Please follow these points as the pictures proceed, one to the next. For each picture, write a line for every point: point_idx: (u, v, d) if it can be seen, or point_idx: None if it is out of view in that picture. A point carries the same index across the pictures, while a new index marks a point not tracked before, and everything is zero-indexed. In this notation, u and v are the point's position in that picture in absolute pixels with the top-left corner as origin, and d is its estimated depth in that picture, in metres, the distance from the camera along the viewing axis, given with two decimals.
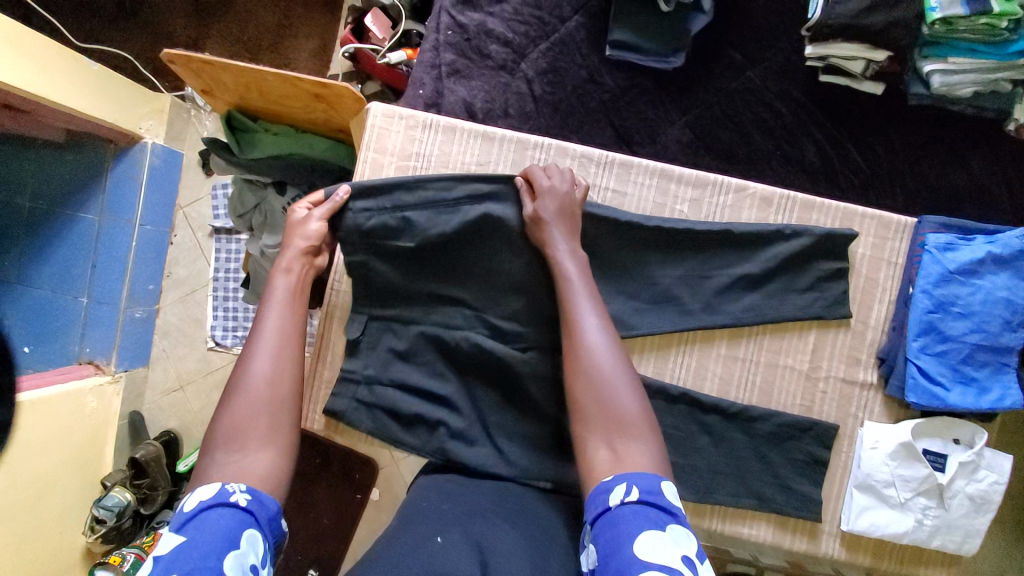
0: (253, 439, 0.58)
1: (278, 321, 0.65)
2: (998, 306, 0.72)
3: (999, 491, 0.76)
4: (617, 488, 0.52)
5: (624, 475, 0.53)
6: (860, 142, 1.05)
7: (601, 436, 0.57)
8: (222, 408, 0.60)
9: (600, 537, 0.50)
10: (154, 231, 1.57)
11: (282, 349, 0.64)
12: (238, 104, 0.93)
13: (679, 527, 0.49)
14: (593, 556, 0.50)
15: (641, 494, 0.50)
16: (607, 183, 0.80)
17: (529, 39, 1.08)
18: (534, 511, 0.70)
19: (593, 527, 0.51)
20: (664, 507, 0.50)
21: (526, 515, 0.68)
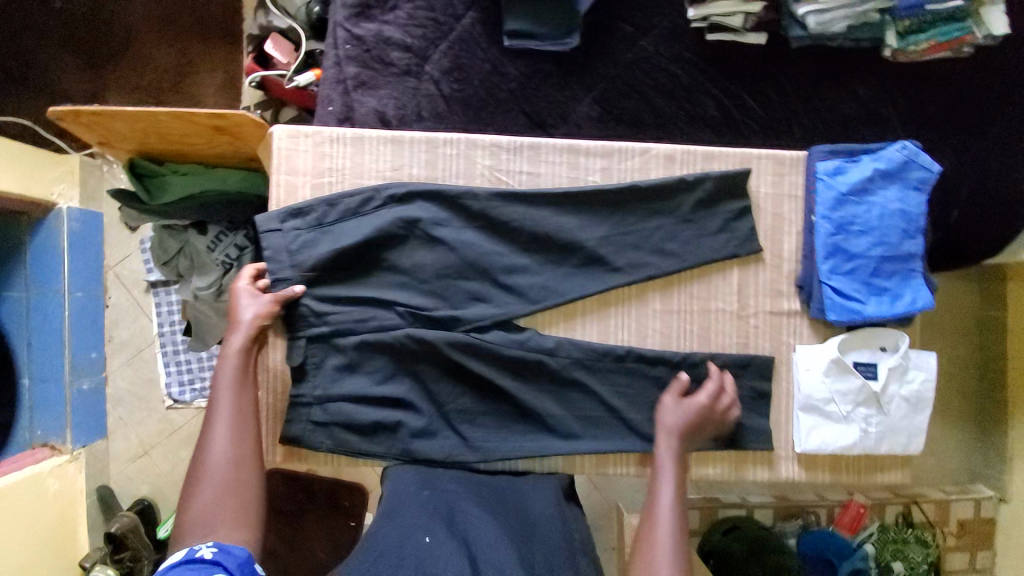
0: (224, 522, 0.64)
1: (235, 401, 0.70)
2: (894, 217, 0.78)
3: (930, 387, 0.81)
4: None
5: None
6: (754, 90, 1.13)
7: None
8: (187, 493, 0.65)
9: None
10: (86, 297, 1.51)
11: (240, 430, 0.69)
12: (140, 150, 0.91)
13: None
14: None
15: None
16: (520, 167, 0.82)
17: (428, 41, 1.10)
18: (515, 501, 0.74)
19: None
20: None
21: (504, 503, 0.73)
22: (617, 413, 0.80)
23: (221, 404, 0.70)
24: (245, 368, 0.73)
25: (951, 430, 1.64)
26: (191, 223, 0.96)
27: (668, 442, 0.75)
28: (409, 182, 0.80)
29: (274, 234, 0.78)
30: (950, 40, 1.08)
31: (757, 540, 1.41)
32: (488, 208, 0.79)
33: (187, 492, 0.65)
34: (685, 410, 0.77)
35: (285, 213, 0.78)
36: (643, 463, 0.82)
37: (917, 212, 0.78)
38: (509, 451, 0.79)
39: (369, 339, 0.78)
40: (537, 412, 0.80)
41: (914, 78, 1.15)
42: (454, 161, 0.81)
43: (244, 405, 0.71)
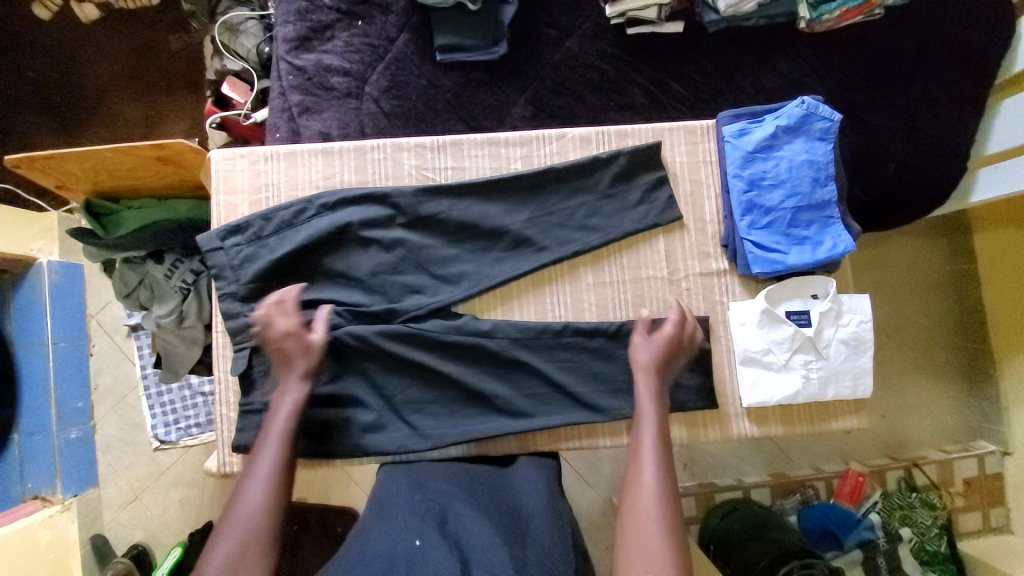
0: (245, 568, 0.63)
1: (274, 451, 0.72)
2: (802, 168, 0.81)
3: (867, 328, 0.82)
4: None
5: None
6: (678, 75, 1.18)
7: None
8: (215, 536, 0.66)
9: None
10: (70, 347, 1.55)
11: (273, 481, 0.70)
12: (94, 190, 0.97)
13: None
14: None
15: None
16: (445, 163, 0.87)
17: (366, 64, 1.16)
18: (505, 496, 0.73)
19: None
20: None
21: (494, 500, 0.73)
22: (562, 386, 0.83)
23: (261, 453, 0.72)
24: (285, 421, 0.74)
25: (941, 387, 1.62)
26: (147, 255, 1.01)
27: (647, 381, 0.77)
28: (339, 189, 0.85)
29: (215, 251, 0.82)
30: (860, 6, 1.10)
31: (757, 523, 1.35)
32: (417, 203, 0.84)
33: (217, 537, 0.65)
34: (652, 345, 0.79)
35: (225, 231, 0.83)
36: (594, 434, 0.84)
37: (824, 161, 0.82)
38: (459, 436, 0.81)
39: (314, 341, 0.82)
40: (484, 393, 0.82)
41: (836, 45, 1.18)
42: (382, 164, 0.86)
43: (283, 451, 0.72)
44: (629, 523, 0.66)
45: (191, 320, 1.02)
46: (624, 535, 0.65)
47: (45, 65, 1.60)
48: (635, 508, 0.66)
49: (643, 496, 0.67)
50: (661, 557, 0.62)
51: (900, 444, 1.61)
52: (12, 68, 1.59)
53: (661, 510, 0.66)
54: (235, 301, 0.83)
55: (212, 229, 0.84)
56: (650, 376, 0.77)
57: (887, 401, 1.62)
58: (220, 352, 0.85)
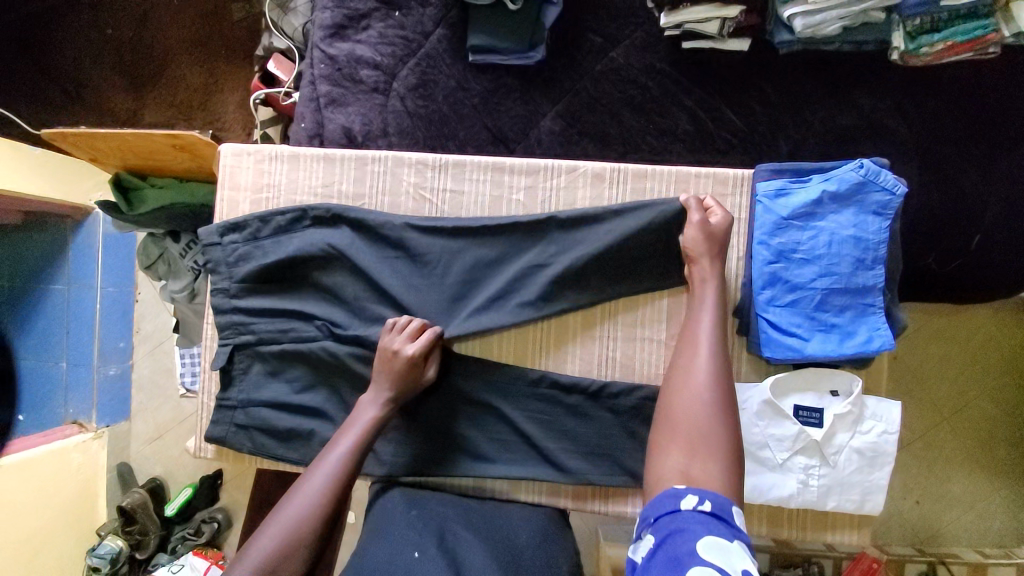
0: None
1: (341, 466, 0.69)
2: (845, 244, 0.69)
3: (890, 441, 0.71)
4: (689, 496, 0.56)
5: (697, 491, 0.57)
6: (733, 100, 1.04)
7: (681, 452, 0.62)
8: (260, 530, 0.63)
9: (660, 531, 0.55)
10: (117, 292, 1.68)
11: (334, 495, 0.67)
12: (124, 166, 1.00)
13: (741, 542, 0.53)
14: (648, 545, 0.54)
15: (710, 512, 0.55)
16: (444, 184, 0.82)
17: (397, 59, 1.11)
18: (496, 521, 0.74)
19: (656, 522, 0.56)
20: (729, 523, 0.54)
21: (489, 523, 0.73)
22: (531, 437, 0.78)
23: (328, 462, 0.69)
24: (366, 443, 0.72)
25: (994, 483, 1.42)
26: (166, 232, 1.05)
27: (709, 268, 0.72)
28: (337, 200, 0.83)
29: (214, 246, 0.82)
30: (971, 40, 0.92)
31: None
32: (409, 224, 0.81)
33: (263, 531, 0.63)
34: (706, 229, 0.73)
35: (225, 228, 0.83)
36: (556, 492, 0.79)
37: (875, 240, 0.69)
38: (417, 471, 0.79)
39: (290, 351, 0.82)
40: (448, 430, 0.80)
41: (933, 84, 0.99)
42: (381, 178, 0.83)
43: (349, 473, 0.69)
44: (675, 404, 0.65)
45: (200, 299, 1.06)
46: (668, 417, 0.65)
47: (122, 23, 1.68)
48: (682, 395, 0.65)
49: (692, 384, 0.65)
50: (709, 440, 0.61)
51: (931, 536, 1.43)
52: (93, 23, 1.68)
53: (714, 397, 0.64)
54: (224, 295, 0.83)
55: (215, 223, 0.84)
56: (710, 258, 0.72)
57: (924, 486, 1.43)
58: (207, 344, 0.86)
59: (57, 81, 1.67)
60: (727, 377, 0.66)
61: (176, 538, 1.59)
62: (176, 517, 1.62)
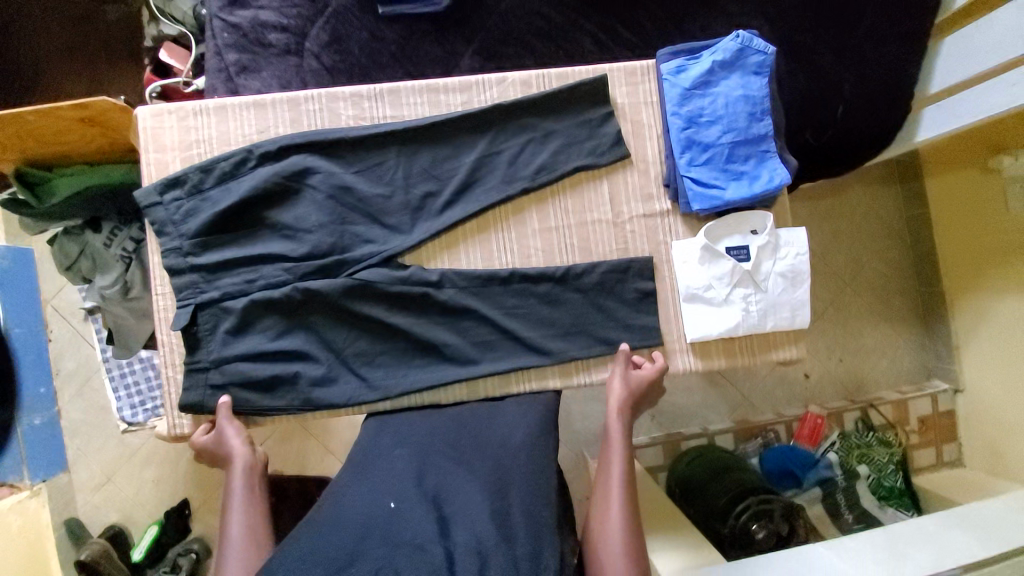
0: None
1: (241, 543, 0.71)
2: (739, 103, 0.81)
3: (804, 261, 0.84)
4: None
5: None
6: (628, 20, 1.15)
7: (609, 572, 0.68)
8: None
9: None
10: (26, 332, 1.51)
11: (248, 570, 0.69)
12: (23, 158, 0.93)
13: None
14: None
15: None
16: (383, 112, 0.85)
17: (305, 19, 1.10)
18: (488, 437, 0.77)
19: None
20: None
21: (477, 446, 0.76)
22: (511, 329, 0.84)
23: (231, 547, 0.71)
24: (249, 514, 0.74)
25: (897, 330, 1.67)
26: (85, 224, 0.98)
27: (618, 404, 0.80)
28: (280, 138, 0.83)
29: (155, 206, 0.80)
30: None
31: (720, 466, 1.38)
32: (359, 156, 0.84)
33: None
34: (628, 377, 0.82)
35: (163, 186, 0.81)
36: (546, 375, 0.86)
37: (761, 95, 0.82)
38: (413, 383, 0.83)
39: (260, 304, 0.81)
40: (432, 341, 0.83)
41: None
42: (318, 116, 0.84)
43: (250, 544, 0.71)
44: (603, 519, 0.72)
45: (137, 292, 0.99)
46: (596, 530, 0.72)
47: None
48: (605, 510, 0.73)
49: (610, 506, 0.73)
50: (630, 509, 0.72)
51: (861, 387, 1.66)
52: None
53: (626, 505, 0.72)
54: (177, 257, 0.80)
55: (150, 184, 0.81)
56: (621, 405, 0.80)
57: (845, 346, 1.66)
58: (162, 315, 0.83)
59: None
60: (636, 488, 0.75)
61: None
62: (146, 559, 1.51)
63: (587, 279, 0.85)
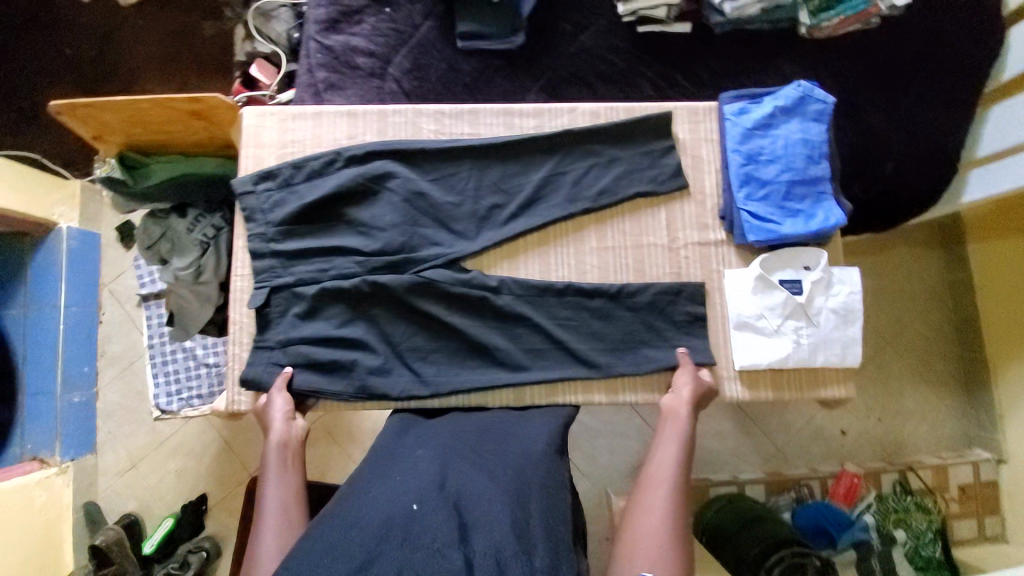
0: None
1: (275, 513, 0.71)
2: (797, 146, 0.86)
3: (857, 299, 0.85)
4: None
5: None
6: (685, 71, 1.24)
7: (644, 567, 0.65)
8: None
9: None
10: (81, 312, 1.58)
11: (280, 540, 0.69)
12: (127, 144, 1.02)
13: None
14: None
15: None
16: (462, 129, 0.93)
17: (391, 47, 1.22)
18: (508, 445, 0.75)
19: None
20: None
21: (499, 454, 0.73)
22: (563, 340, 0.87)
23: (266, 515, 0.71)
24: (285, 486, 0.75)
25: (936, 394, 1.64)
26: (173, 208, 1.06)
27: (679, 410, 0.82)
28: (367, 145, 0.90)
29: (248, 194, 0.87)
30: (857, 14, 1.16)
31: (750, 515, 1.34)
32: (435, 166, 0.91)
33: None
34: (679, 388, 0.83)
35: (258, 177, 0.88)
36: (593, 389, 0.87)
37: (818, 140, 0.87)
38: (465, 383, 0.85)
39: (330, 293, 0.85)
40: (485, 344, 0.86)
41: (835, 51, 1.24)
42: (403, 128, 0.92)
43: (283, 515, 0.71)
44: (642, 514, 0.70)
45: (207, 277, 1.04)
46: (635, 521, 0.70)
47: (84, 43, 1.66)
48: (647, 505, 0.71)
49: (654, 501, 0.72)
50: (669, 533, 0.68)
51: (898, 449, 1.61)
52: (53, 45, 1.65)
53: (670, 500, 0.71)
54: (261, 242, 0.87)
55: (245, 175, 0.88)
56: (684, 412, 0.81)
57: (883, 405, 1.62)
58: (238, 295, 0.88)
59: (8, 103, 1.62)
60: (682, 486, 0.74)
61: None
62: (156, 554, 1.49)
63: (640, 298, 0.88)
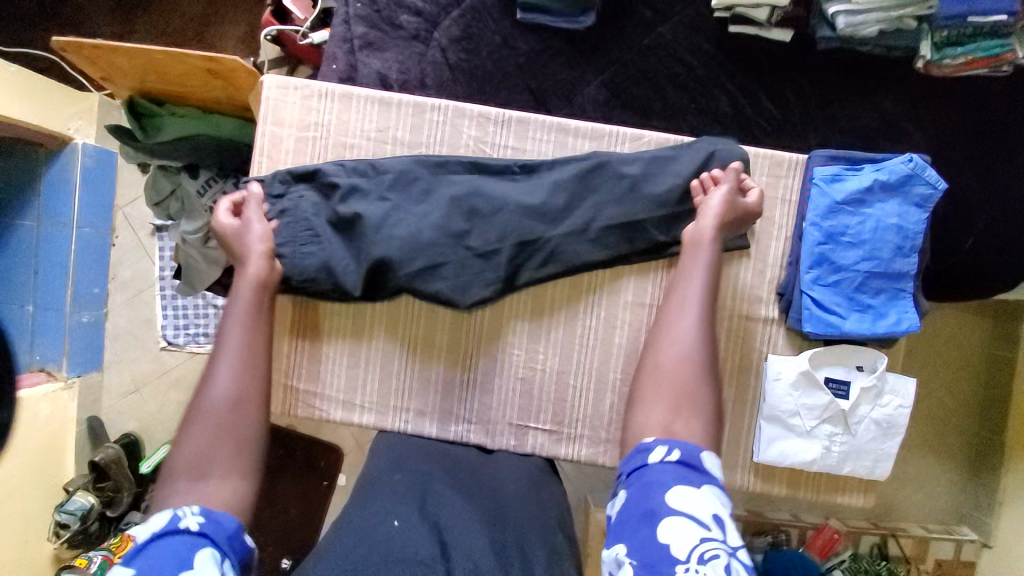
0: (216, 470, 0.64)
1: (240, 346, 0.72)
2: (889, 232, 0.75)
3: (905, 414, 0.77)
4: (658, 448, 0.62)
5: (667, 442, 0.62)
6: (772, 90, 1.06)
7: (664, 409, 0.66)
8: (180, 441, 0.66)
9: (631, 486, 0.61)
10: (94, 234, 1.54)
11: (245, 379, 0.71)
12: (139, 89, 0.93)
13: (712, 487, 0.59)
14: (622, 498, 0.61)
15: (678, 459, 0.60)
16: (505, 141, 0.83)
17: (440, 7, 1.06)
18: (486, 483, 0.78)
19: (628, 479, 0.62)
20: (698, 469, 0.60)
21: (476, 486, 0.76)
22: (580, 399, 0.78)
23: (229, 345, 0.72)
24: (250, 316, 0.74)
25: (941, 467, 1.57)
26: (183, 166, 0.98)
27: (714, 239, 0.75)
28: (395, 161, 0.81)
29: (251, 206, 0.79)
30: (990, 57, 0.97)
31: None
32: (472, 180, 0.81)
33: (184, 437, 0.66)
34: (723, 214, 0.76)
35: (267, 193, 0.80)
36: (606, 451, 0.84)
37: (914, 230, 0.75)
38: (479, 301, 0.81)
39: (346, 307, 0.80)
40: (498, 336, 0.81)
41: (952, 94, 1.05)
42: (440, 128, 0.82)
43: (252, 349, 0.72)
44: (668, 343, 0.71)
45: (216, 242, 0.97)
46: (658, 343, 0.72)
47: None
48: (674, 334, 0.71)
49: (679, 333, 0.71)
50: (686, 384, 0.67)
51: (885, 511, 1.57)
52: None
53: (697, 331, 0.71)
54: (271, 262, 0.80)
55: (264, 178, 0.80)
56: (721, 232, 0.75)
57: None
58: None
59: None
60: (711, 327, 0.72)
61: None
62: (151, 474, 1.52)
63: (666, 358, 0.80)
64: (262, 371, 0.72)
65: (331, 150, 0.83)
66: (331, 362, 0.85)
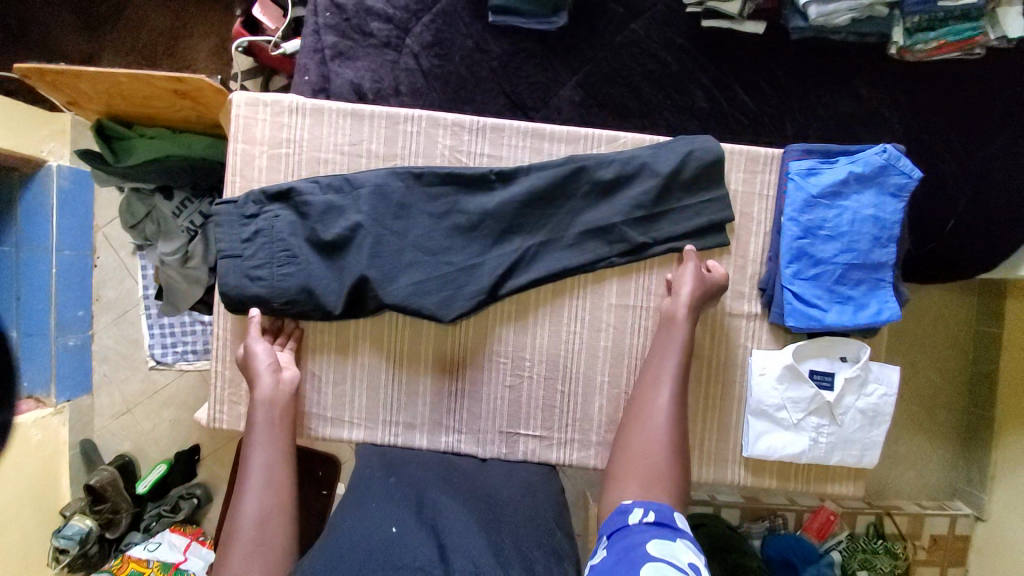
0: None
1: (272, 457, 0.75)
2: (866, 224, 0.75)
3: (889, 402, 0.78)
4: (636, 510, 0.63)
5: (642, 504, 0.64)
6: (747, 82, 1.06)
7: (638, 487, 0.69)
8: (223, 555, 0.69)
9: (613, 545, 0.61)
10: (75, 256, 1.52)
11: (275, 481, 0.74)
12: (109, 111, 0.92)
13: (684, 542, 0.60)
14: (602, 556, 0.60)
15: (654, 520, 0.62)
16: (480, 149, 0.83)
17: (411, 13, 1.05)
18: (478, 484, 0.80)
19: (609, 538, 0.62)
20: (673, 527, 0.61)
21: (470, 487, 0.79)
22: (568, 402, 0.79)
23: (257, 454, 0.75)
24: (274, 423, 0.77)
25: (931, 444, 1.60)
26: (155, 188, 0.96)
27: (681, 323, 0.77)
28: (370, 174, 0.80)
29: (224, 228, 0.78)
30: (961, 40, 0.98)
31: (720, 544, 1.34)
32: (449, 191, 0.81)
33: (224, 554, 0.69)
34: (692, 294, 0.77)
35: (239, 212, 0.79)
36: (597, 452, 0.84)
37: (892, 220, 0.75)
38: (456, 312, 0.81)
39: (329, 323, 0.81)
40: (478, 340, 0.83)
41: (926, 78, 1.05)
42: (414, 139, 0.82)
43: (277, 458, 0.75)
44: (643, 422, 0.74)
45: (195, 262, 0.94)
46: (634, 420, 0.74)
47: None
48: (647, 413, 0.74)
49: (652, 413, 0.74)
50: (665, 462, 0.70)
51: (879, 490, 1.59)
52: None
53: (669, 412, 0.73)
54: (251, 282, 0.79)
55: (237, 199, 0.80)
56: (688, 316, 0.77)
57: None
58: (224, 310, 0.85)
59: None
60: (681, 411, 0.74)
61: (149, 515, 1.48)
62: (149, 495, 1.51)
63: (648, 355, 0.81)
64: (288, 477, 0.75)
65: (305, 165, 0.82)
66: (319, 379, 0.85)
